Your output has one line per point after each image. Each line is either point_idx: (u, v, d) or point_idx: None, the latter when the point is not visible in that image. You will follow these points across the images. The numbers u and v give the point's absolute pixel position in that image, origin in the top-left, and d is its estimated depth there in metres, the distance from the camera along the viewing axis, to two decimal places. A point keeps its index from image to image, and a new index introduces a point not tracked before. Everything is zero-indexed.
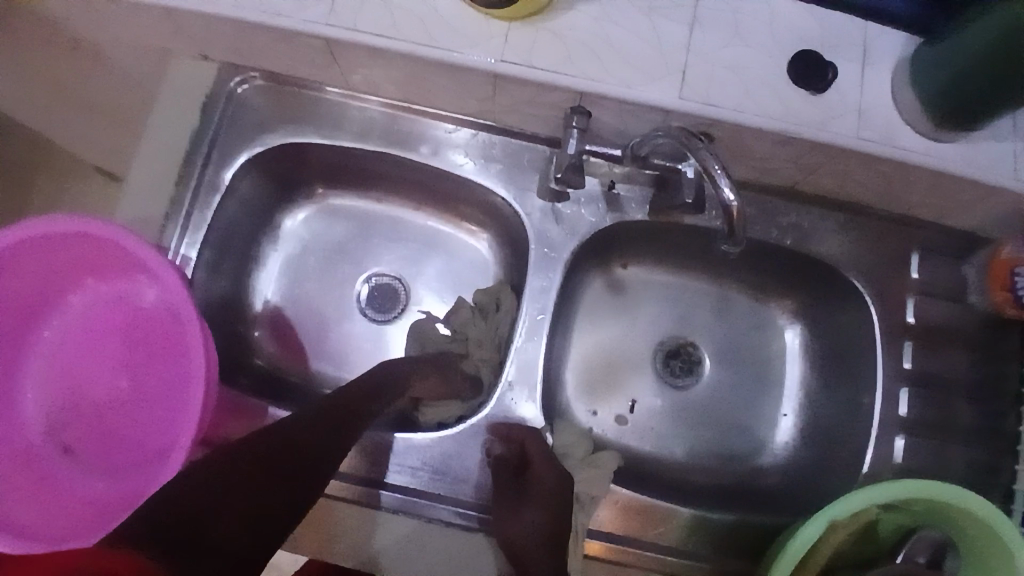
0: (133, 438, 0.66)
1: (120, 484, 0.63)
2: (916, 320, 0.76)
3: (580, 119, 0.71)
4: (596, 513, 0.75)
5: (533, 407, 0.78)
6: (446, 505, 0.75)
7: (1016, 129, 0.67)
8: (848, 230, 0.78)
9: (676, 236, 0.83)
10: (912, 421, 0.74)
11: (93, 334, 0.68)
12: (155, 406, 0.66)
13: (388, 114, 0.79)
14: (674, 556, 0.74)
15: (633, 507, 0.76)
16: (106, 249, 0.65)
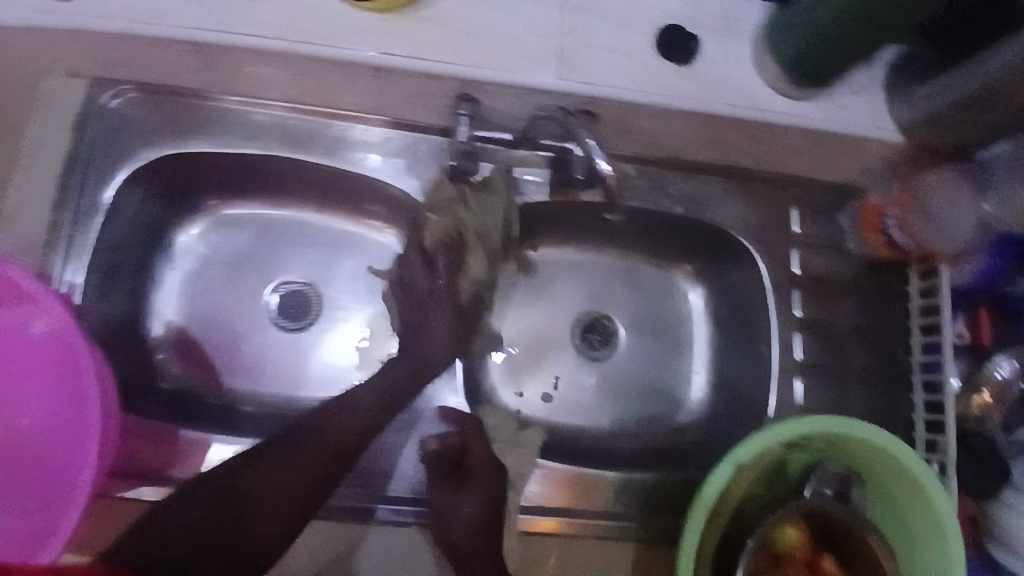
0: (33, 472, 0.66)
1: (20, 522, 0.64)
2: (802, 271, 0.78)
3: (467, 107, 0.68)
4: (536, 490, 0.71)
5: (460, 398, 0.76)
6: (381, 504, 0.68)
7: (870, 83, 0.71)
8: (735, 191, 0.79)
9: (576, 214, 0.81)
10: (809, 365, 0.76)
11: None
12: (51, 438, 0.66)
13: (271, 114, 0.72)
14: (616, 522, 0.71)
15: (573, 479, 0.72)
16: None
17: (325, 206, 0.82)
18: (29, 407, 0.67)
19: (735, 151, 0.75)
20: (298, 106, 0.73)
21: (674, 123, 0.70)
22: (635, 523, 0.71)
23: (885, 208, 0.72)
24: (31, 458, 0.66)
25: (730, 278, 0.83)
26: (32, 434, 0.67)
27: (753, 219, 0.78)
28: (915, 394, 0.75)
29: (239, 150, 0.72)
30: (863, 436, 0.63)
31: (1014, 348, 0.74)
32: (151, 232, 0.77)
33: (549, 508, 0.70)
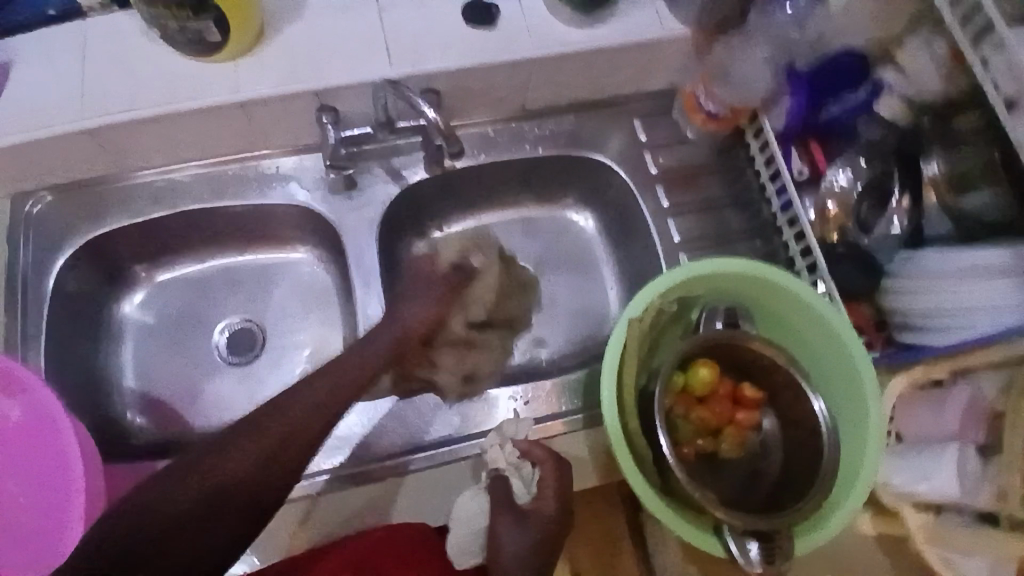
0: (14, 535, 0.71)
1: None
2: (658, 168, 0.89)
3: (328, 115, 0.78)
4: (533, 405, 0.80)
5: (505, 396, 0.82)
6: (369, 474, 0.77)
7: None
8: (584, 119, 0.91)
9: (461, 186, 0.92)
10: (688, 241, 0.87)
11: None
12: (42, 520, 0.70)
13: (167, 178, 0.83)
14: (589, 415, 0.80)
15: (552, 393, 0.81)
16: None
17: (246, 248, 0.92)
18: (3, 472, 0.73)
19: (567, 87, 0.88)
20: (189, 164, 0.84)
21: (504, 77, 0.82)
22: (583, 415, 0.79)
23: (696, 90, 0.87)
24: (7, 520, 0.71)
25: (608, 197, 0.94)
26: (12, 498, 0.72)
27: (606, 138, 0.91)
28: (785, 236, 0.87)
29: (153, 217, 0.83)
30: (722, 270, 0.73)
31: (842, 159, 0.85)
32: (95, 313, 0.86)
33: (548, 416, 0.80)
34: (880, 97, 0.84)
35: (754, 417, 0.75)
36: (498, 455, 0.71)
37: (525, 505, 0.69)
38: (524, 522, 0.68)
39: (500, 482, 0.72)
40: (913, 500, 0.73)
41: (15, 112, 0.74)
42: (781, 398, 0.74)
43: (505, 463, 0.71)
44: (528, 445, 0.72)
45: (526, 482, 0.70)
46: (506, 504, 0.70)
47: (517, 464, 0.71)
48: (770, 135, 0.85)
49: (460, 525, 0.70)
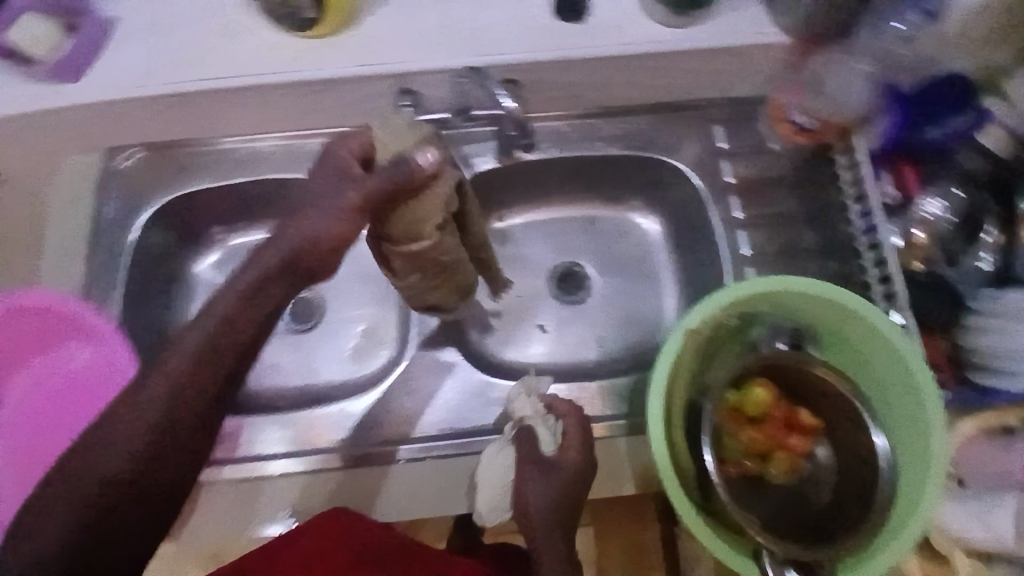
0: None
1: None
2: (735, 178, 0.87)
3: (408, 98, 0.80)
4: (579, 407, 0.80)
5: None
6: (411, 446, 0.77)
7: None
8: (661, 122, 0.89)
9: (529, 179, 0.92)
10: (757, 256, 0.84)
11: (55, 402, 0.78)
12: None
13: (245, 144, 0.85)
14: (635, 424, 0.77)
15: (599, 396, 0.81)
16: (45, 320, 0.76)
17: None
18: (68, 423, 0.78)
19: (648, 86, 0.87)
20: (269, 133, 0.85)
21: (586, 72, 0.82)
22: (626, 421, 0.77)
23: (785, 102, 0.84)
24: None
25: (678, 203, 0.92)
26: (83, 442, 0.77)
27: (684, 142, 0.88)
28: (863, 257, 0.81)
29: (234, 183, 0.85)
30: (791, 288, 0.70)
31: (935, 188, 0.82)
32: (171, 268, 0.90)
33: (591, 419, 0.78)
34: (984, 124, 0.79)
35: (808, 443, 0.73)
36: (525, 405, 0.76)
37: (558, 473, 0.71)
38: (549, 474, 0.71)
39: (529, 433, 0.75)
40: (965, 547, 0.72)
41: (119, 70, 0.78)
42: (840, 426, 0.72)
43: (531, 411, 0.76)
44: (553, 403, 0.76)
45: (551, 431, 0.74)
46: (533, 458, 0.73)
47: (544, 416, 0.75)
48: (862, 153, 0.83)
49: (493, 481, 0.73)
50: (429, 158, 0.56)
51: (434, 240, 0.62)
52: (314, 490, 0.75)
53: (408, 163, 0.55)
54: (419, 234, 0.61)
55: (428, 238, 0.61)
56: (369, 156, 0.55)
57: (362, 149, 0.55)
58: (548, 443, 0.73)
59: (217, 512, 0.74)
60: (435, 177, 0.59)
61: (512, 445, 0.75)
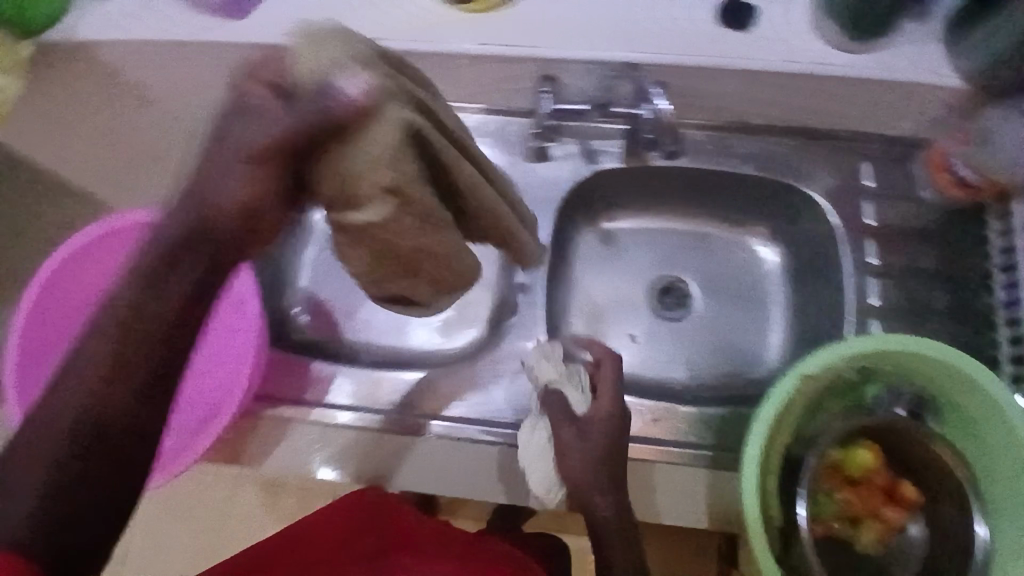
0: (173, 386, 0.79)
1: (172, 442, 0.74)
2: (876, 222, 0.81)
3: (549, 85, 0.79)
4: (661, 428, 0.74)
5: None
6: (473, 425, 0.77)
7: (922, 34, 0.77)
8: (804, 149, 0.84)
9: (651, 185, 0.90)
10: (885, 309, 0.78)
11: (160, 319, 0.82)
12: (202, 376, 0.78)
13: None
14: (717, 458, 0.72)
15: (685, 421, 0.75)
16: None
17: None
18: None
19: (800, 110, 0.82)
20: None
21: (740, 86, 0.78)
22: (710, 452, 0.72)
23: (950, 151, 0.77)
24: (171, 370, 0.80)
25: (806, 236, 0.87)
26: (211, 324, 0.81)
27: (823, 173, 0.84)
28: (999, 332, 0.76)
29: None
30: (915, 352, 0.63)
31: None
32: None
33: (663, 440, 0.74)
34: None
35: (903, 517, 0.68)
36: (547, 368, 0.74)
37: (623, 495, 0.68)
38: (585, 432, 0.69)
39: (556, 395, 0.73)
40: None
41: (280, 18, 0.80)
42: (943, 509, 0.67)
43: (556, 373, 0.73)
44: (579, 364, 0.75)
45: (579, 389, 0.73)
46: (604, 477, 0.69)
47: (569, 374, 0.74)
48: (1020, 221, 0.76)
49: (537, 462, 0.71)
50: (358, 85, 0.48)
51: (382, 206, 0.53)
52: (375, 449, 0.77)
53: (333, 94, 0.46)
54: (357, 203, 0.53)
55: (374, 205, 0.53)
56: (282, 80, 0.46)
57: (273, 78, 0.46)
58: (578, 400, 0.72)
59: (284, 451, 0.78)
60: (373, 118, 0.49)
61: (544, 416, 0.74)
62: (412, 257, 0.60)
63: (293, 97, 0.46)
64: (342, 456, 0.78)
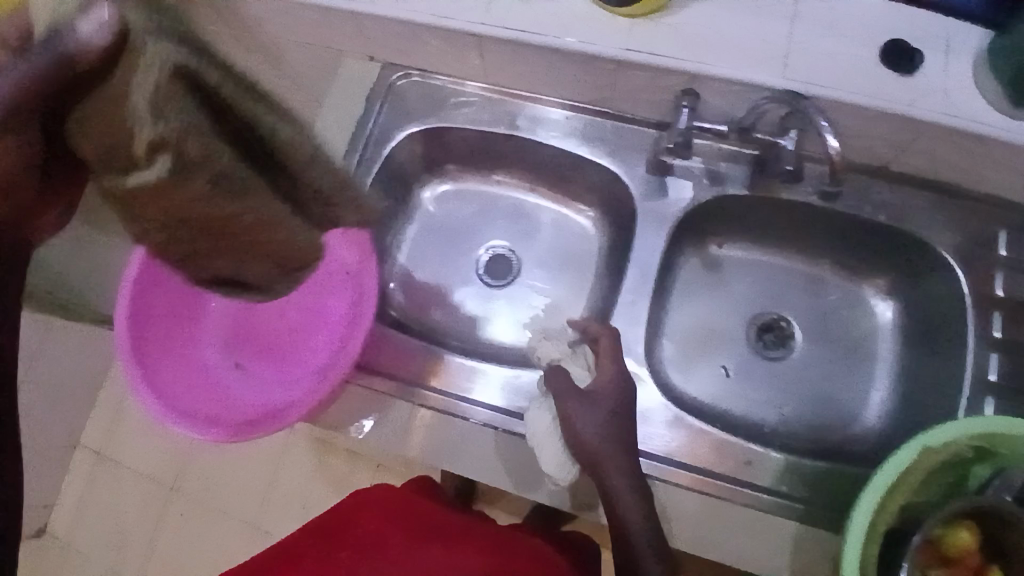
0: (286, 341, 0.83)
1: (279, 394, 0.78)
2: (1006, 294, 0.77)
3: (689, 99, 0.75)
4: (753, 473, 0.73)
5: (655, 395, 0.77)
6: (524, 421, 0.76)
7: None
8: (939, 207, 0.81)
9: (769, 218, 0.87)
10: (1004, 388, 0.74)
11: None
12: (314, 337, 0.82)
13: (488, 96, 0.88)
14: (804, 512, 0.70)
15: (780, 469, 0.73)
16: None
17: (539, 187, 0.95)
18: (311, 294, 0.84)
19: (946, 164, 0.78)
20: (512, 91, 0.87)
21: (887, 129, 0.75)
22: (800, 504, 0.71)
23: None
24: (285, 325, 0.84)
25: (926, 297, 0.83)
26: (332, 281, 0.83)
27: (956, 234, 0.79)
28: None
29: (488, 129, 0.87)
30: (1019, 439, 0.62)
31: None
32: (401, 188, 0.94)
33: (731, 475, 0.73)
34: None
35: None
36: (550, 348, 0.79)
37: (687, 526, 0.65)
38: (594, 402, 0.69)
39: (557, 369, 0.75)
40: None
41: None
42: None
43: (557, 352, 0.78)
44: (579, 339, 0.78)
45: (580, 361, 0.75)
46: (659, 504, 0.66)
47: (573, 353, 0.77)
48: None
49: (548, 443, 0.70)
50: (98, 24, 0.33)
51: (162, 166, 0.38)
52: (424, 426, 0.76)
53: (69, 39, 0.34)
54: (133, 161, 0.38)
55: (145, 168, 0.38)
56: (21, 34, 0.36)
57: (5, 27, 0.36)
58: (578, 376, 0.74)
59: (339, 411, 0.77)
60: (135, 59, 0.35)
61: (547, 397, 0.73)
62: (245, 227, 0.45)
63: (44, 46, 0.34)
64: (408, 426, 0.76)
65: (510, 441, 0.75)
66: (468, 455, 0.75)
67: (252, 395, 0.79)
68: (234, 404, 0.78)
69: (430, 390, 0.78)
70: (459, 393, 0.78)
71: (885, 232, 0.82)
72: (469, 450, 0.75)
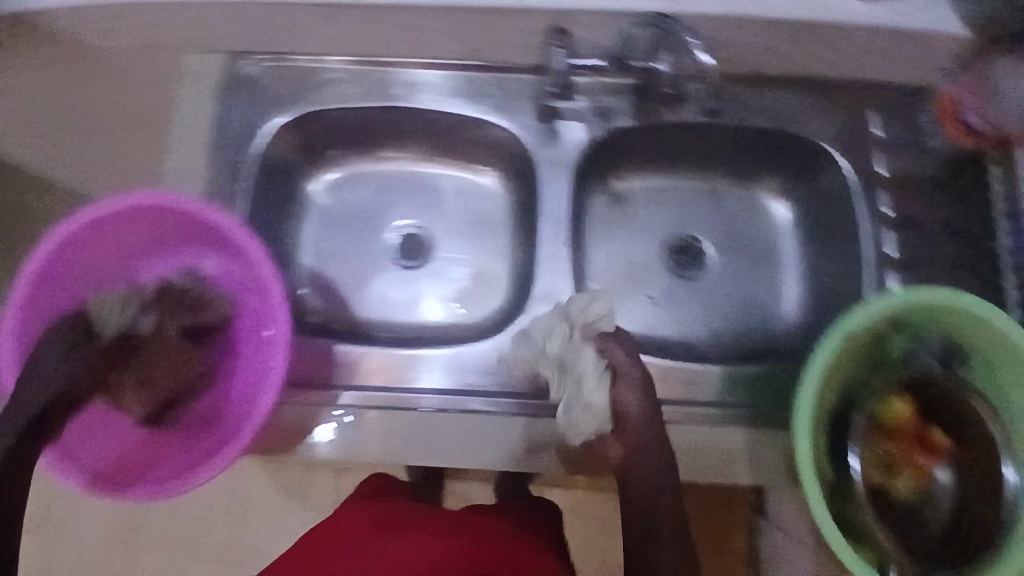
0: (215, 367, 0.77)
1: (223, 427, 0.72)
2: (886, 170, 0.82)
3: (559, 37, 0.74)
4: (698, 392, 0.75)
5: None
6: (479, 397, 0.75)
7: None
8: (815, 99, 0.83)
9: (665, 141, 0.87)
10: (901, 258, 0.79)
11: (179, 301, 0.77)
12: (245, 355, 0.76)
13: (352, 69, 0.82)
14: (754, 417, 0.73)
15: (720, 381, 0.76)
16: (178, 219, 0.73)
17: (433, 155, 0.91)
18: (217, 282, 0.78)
19: (812, 58, 0.81)
20: (374, 59, 0.82)
21: (751, 34, 0.78)
22: (744, 410, 0.74)
23: (958, 97, 0.78)
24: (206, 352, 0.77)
25: (819, 189, 0.87)
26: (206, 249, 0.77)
27: (834, 123, 0.83)
28: (1010, 280, 0.77)
29: (363, 104, 0.82)
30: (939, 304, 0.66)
31: None
32: (286, 185, 0.87)
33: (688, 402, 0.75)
34: None
35: (933, 462, 0.70)
36: (599, 310, 0.71)
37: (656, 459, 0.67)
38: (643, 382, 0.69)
39: (611, 347, 0.71)
40: None
41: None
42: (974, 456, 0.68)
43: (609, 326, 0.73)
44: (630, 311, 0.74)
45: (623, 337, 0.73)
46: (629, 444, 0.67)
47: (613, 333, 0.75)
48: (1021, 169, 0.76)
49: (582, 407, 0.69)
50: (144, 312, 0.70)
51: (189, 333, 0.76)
52: (375, 426, 0.72)
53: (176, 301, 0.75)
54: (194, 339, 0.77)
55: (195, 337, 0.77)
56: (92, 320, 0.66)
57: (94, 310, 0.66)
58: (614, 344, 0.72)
59: (281, 431, 0.72)
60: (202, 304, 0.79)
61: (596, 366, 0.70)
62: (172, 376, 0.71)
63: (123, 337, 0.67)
64: (362, 431, 0.72)
65: (469, 420, 0.73)
66: (426, 444, 0.71)
67: (196, 437, 0.73)
68: (177, 451, 0.71)
69: (367, 389, 0.75)
70: (405, 385, 0.76)
71: (773, 134, 0.84)
72: (425, 440, 0.72)
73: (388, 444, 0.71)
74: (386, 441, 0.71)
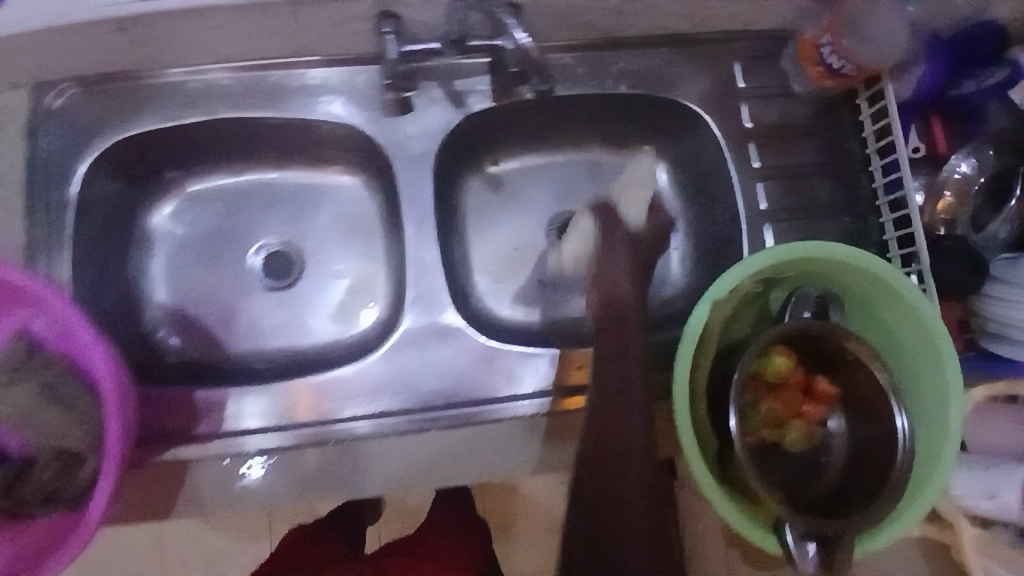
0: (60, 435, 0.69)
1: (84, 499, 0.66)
2: (754, 123, 0.79)
3: (389, 22, 0.69)
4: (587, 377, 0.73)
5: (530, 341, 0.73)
6: (407, 416, 0.71)
7: None
8: (676, 58, 0.80)
9: (530, 118, 0.83)
10: (776, 211, 0.77)
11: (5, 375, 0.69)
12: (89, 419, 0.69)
13: (173, 83, 0.74)
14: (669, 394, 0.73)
15: None
16: None
17: (287, 162, 0.84)
18: (47, 343, 0.69)
19: (666, 16, 0.76)
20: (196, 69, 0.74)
21: None
22: None
23: (818, 39, 0.74)
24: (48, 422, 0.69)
25: (692, 148, 0.84)
26: (27, 310, 0.68)
27: (698, 80, 0.79)
28: (884, 217, 0.77)
29: (188, 121, 0.74)
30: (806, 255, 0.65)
31: (967, 147, 0.77)
32: (126, 220, 0.80)
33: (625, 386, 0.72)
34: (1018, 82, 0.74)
35: (822, 410, 0.71)
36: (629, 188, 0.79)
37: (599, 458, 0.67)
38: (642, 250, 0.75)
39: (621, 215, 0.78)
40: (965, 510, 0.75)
41: None
42: (858, 398, 0.68)
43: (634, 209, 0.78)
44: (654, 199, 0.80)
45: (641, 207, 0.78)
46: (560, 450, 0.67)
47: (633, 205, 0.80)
48: (890, 103, 0.73)
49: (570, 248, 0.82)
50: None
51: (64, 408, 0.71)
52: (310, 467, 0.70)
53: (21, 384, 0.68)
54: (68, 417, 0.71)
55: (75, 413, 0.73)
56: None
57: None
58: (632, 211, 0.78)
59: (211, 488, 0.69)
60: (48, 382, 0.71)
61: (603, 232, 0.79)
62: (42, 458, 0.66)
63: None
64: (289, 473, 0.70)
65: (399, 442, 0.71)
66: (359, 473, 0.71)
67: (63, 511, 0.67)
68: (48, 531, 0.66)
69: (299, 426, 0.71)
70: (325, 417, 0.71)
71: (638, 98, 0.80)
72: (358, 469, 0.71)
73: (329, 479, 0.70)
74: (321, 478, 0.70)
